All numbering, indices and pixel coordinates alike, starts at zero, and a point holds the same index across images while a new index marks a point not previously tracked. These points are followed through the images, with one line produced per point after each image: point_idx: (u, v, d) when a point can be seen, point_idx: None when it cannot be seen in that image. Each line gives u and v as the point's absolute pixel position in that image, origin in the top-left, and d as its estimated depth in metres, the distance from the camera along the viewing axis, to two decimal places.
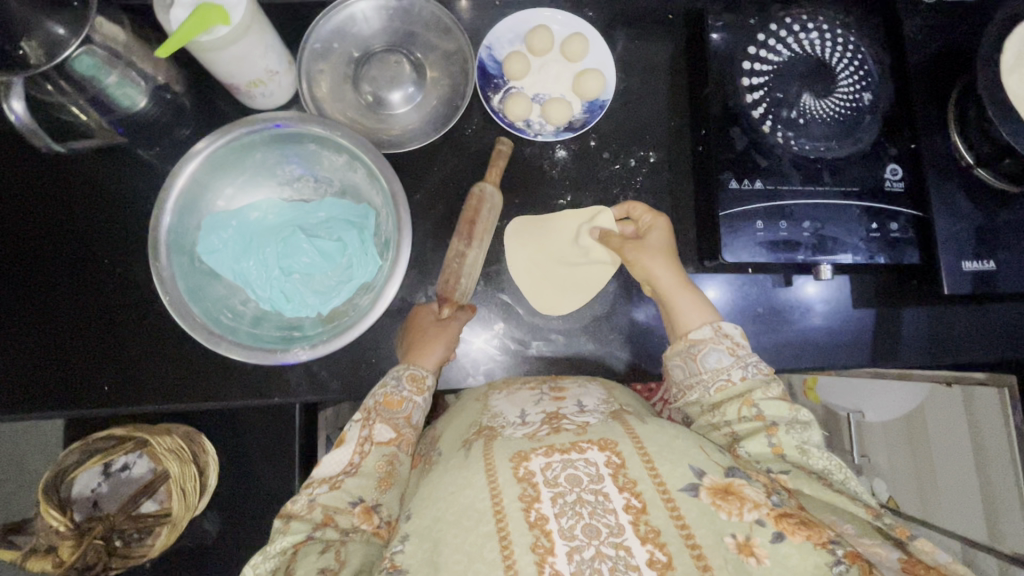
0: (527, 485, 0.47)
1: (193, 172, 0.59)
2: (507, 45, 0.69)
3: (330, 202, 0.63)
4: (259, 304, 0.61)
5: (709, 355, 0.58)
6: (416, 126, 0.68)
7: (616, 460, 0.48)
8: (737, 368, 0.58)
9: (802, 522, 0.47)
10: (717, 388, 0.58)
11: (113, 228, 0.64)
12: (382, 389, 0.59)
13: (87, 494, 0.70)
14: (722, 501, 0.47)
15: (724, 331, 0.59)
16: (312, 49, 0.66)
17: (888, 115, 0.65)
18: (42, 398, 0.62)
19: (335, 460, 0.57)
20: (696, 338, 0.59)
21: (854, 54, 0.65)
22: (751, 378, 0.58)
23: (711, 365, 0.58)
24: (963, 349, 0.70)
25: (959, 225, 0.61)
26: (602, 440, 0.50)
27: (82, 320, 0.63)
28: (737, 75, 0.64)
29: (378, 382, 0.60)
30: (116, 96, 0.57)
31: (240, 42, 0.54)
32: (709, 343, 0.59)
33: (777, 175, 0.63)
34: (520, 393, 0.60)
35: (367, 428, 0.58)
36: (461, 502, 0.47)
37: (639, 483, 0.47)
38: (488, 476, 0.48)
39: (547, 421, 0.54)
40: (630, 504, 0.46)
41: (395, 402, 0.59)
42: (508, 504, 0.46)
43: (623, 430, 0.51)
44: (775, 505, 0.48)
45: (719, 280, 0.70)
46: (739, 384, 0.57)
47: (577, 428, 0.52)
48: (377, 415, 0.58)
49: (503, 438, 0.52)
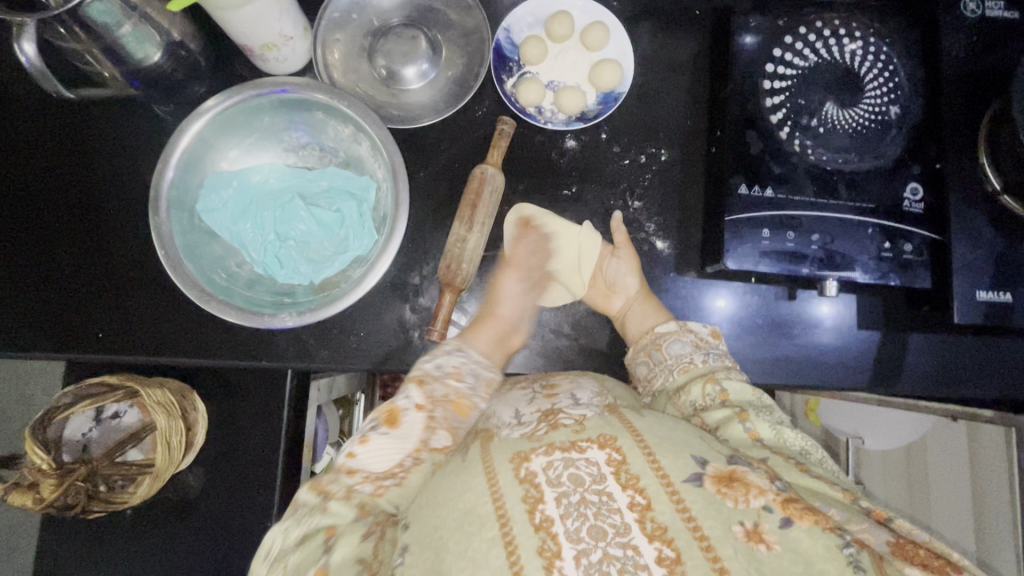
0: (529, 485, 0.46)
1: (199, 131, 0.60)
2: (526, 28, 0.68)
3: (333, 171, 0.62)
4: (253, 267, 0.62)
5: (675, 343, 0.62)
6: (427, 103, 0.68)
7: (617, 458, 0.47)
8: (699, 354, 0.61)
9: (808, 508, 0.46)
10: (680, 369, 0.61)
11: (122, 179, 0.65)
12: (456, 389, 0.57)
13: (77, 437, 0.71)
14: (727, 489, 0.47)
15: (689, 326, 0.63)
16: (331, 18, 0.65)
17: (915, 130, 0.62)
18: (40, 337, 0.64)
19: (382, 450, 0.54)
20: (660, 332, 0.63)
21: (886, 65, 0.63)
22: (713, 363, 0.60)
23: (675, 352, 0.62)
24: (971, 383, 0.67)
25: (980, 250, 0.58)
26: (602, 437, 0.49)
27: (88, 266, 0.64)
28: (759, 78, 0.62)
29: (451, 371, 0.58)
30: (133, 50, 0.56)
31: (256, 3, 0.54)
32: (675, 334, 0.62)
33: (790, 183, 0.61)
34: (513, 393, 0.60)
35: (428, 430, 0.55)
36: (463, 507, 0.47)
37: (641, 478, 0.46)
38: (488, 478, 0.48)
39: (544, 418, 0.53)
40: (635, 502, 0.45)
41: (465, 404, 0.57)
42: (512, 506, 0.45)
43: (622, 425, 0.51)
44: (781, 491, 0.47)
45: (728, 289, 0.68)
46: (701, 366, 0.60)
47: (574, 425, 0.51)
48: (443, 419, 0.56)
49: (500, 439, 0.52)
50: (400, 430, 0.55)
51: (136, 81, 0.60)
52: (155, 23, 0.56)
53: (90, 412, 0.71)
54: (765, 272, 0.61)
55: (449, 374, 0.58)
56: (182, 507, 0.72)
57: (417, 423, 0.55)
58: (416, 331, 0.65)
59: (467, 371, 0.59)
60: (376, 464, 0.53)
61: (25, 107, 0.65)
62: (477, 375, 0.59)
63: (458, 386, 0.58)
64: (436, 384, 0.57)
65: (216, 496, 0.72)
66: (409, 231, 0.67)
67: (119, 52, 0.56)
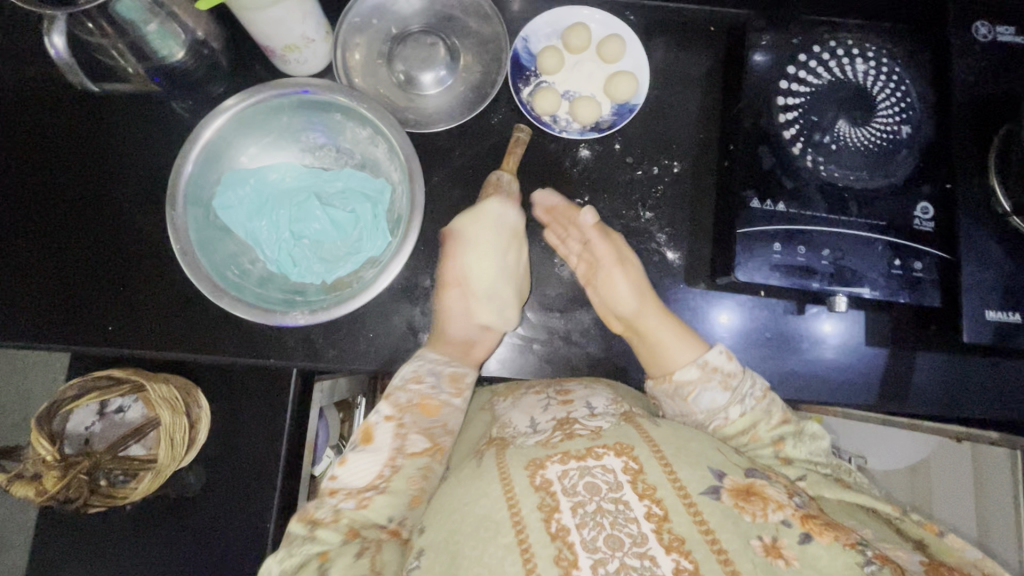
0: (545, 493, 0.46)
1: (219, 127, 0.60)
2: (544, 39, 0.69)
3: (348, 172, 0.63)
4: (266, 264, 0.62)
5: (702, 396, 0.57)
6: (444, 109, 0.68)
7: (634, 466, 0.47)
8: (734, 406, 0.57)
9: (828, 523, 0.46)
10: (714, 427, 0.57)
11: (139, 172, 0.65)
12: (419, 392, 0.59)
13: (80, 431, 0.70)
14: (744, 502, 0.47)
15: (712, 366, 0.58)
16: (351, 23, 0.66)
17: (925, 151, 0.63)
18: (48, 328, 0.64)
19: (360, 465, 0.55)
20: (682, 380, 0.58)
21: (898, 85, 0.64)
22: (751, 412, 0.56)
23: (705, 407, 0.58)
24: (979, 404, 0.67)
25: (991, 271, 0.59)
26: (619, 445, 0.49)
27: (100, 258, 0.64)
28: (773, 94, 0.63)
29: (411, 376, 0.60)
30: (156, 46, 0.59)
31: (281, 5, 0.55)
32: (698, 385, 0.57)
33: (801, 199, 0.62)
34: (527, 399, 0.61)
35: (400, 437, 0.56)
36: (478, 513, 0.47)
37: (658, 489, 0.46)
38: (504, 485, 0.48)
39: (559, 427, 0.53)
40: (651, 512, 0.45)
41: (433, 405, 0.59)
42: (528, 514, 0.45)
43: (638, 434, 0.51)
44: (799, 506, 0.47)
45: (733, 303, 0.68)
46: (739, 421, 0.56)
47: (590, 433, 0.51)
48: (413, 423, 0.57)
49: (515, 447, 0.52)
50: (373, 445, 0.56)
51: (158, 78, 0.63)
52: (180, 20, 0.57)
53: (94, 406, 0.71)
54: (775, 287, 0.62)
55: (408, 379, 0.59)
56: (182, 505, 0.71)
57: (387, 433, 0.56)
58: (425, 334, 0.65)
59: (426, 372, 0.60)
60: (356, 484, 0.54)
61: (45, 101, 0.65)
62: (438, 372, 0.60)
63: (421, 387, 0.59)
64: (399, 393, 0.58)
65: (217, 494, 0.71)
66: (422, 235, 0.67)
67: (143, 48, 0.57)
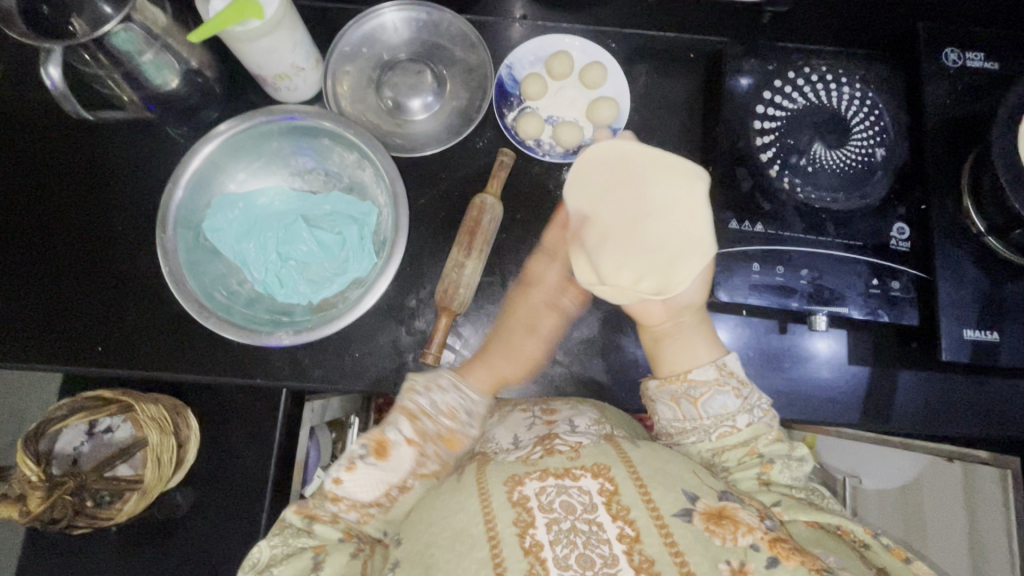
0: (521, 509, 0.47)
1: (209, 153, 0.62)
2: (528, 66, 0.71)
3: (336, 195, 0.65)
4: (254, 285, 0.64)
5: (714, 399, 0.58)
6: (431, 134, 0.71)
7: (610, 488, 0.48)
8: (743, 414, 0.57)
9: (796, 548, 0.46)
10: (718, 434, 0.58)
11: (133, 195, 0.67)
12: (448, 427, 0.57)
13: (69, 451, 0.71)
14: (716, 526, 0.47)
15: (729, 370, 0.58)
16: (342, 52, 0.69)
17: (899, 173, 0.64)
18: (39, 349, 0.65)
19: (368, 479, 0.55)
20: (698, 380, 0.58)
21: (871, 109, 0.66)
22: (757, 424, 0.57)
23: (714, 412, 0.58)
24: (959, 423, 0.67)
25: (962, 291, 0.60)
26: (596, 466, 0.49)
27: (93, 280, 0.66)
28: (750, 119, 0.65)
29: (446, 409, 0.58)
30: (151, 76, 0.60)
31: (271, 36, 0.57)
32: (714, 386, 0.58)
33: (780, 220, 0.63)
34: (513, 417, 0.61)
35: (416, 461, 0.56)
36: (455, 527, 0.48)
37: (631, 510, 0.46)
38: (482, 499, 0.48)
39: (540, 442, 0.54)
40: (624, 534, 0.45)
41: (457, 440, 0.58)
42: (503, 529, 0.46)
43: (617, 454, 0.51)
44: (769, 529, 0.47)
45: (725, 321, 0.69)
46: (745, 430, 0.57)
47: (570, 452, 0.51)
48: (434, 452, 0.57)
49: (496, 463, 0.52)
50: (387, 461, 0.55)
51: (152, 105, 0.64)
52: (175, 52, 0.60)
53: (83, 426, 0.71)
54: (754, 305, 0.63)
55: (442, 410, 0.57)
56: (167, 527, 0.71)
57: (405, 457, 0.55)
58: (408, 353, 0.66)
59: (461, 410, 0.58)
60: (360, 494, 0.55)
61: (45, 126, 0.68)
62: (471, 411, 0.59)
63: (451, 423, 0.58)
64: (428, 421, 0.57)
65: (205, 515, 0.71)
66: (407, 255, 0.68)
67: (138, 78, 0.59)
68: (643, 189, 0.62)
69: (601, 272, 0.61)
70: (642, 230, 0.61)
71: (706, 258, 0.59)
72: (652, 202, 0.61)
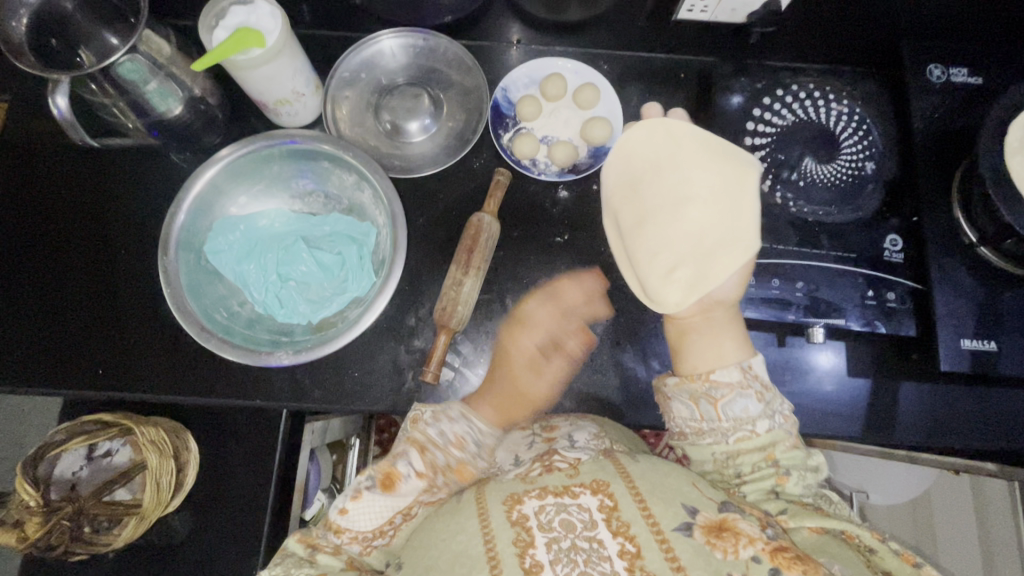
0: (520, 529, 0.47)
1: (211, 177, 0.63)
2: (522, 88, 0.73)
3: (336, 217, 0.66)
4: (254, 306, 0.64)
5: (735, 402, 0.56)
6: (429, 155, 0.72)
7: (609, 504, 0.48)
8: (762, 420, 0.56)
9: (799, 556, 0.45)
10: (736, 438, 0.56)
11: (136, 220, 0.68)
12: (457, 458, 0.57)
13: (68, 476, 0.70)
14: (716, 539, 0.46)
15: (753, 373, 0.57)
16: (341, 78, 0.71)
17: (890, 186, 0.65)
18: (40, 372, 0.65)
19: (373, 509, 0.54)
20: (720, 381, 0.57)
21: (859, 124, 0.67)
22: (775, 431, 0.56)
23: (734, 414, 0.56)
24: (964, 434, 0.67)
25: (958, 300, 0.60)
26: (595, 483, 0.49)
27: (95, 303, 0.66)
28: (740, 135, 0.66)
29: (454, 439, 0.58)
30: (156, 104, 0.62)
31: (272, 64, 0.59)
32: (736, 389, 0.56)
33: (773, 234, 0.64)
34: (515, 437, 0.63)
35: (425, 492, 0.55)
36: (455, 548, 0.47)
37: (632, 526, 0.47)
38: (481, 520, 0.48)
39: (539, 459, 0.54)
40: (624, 550, 0.46)
41: (467, 472, 0.57)
42: (503, 549, 0.46)
43: (615, 470, 0.51)
44: (771, 539, 0.46)
45: None
46: (763, 435, 0.55)
47: (568, 469, 0.51)
48: (443, 484, 0.56)
49: (495, 481, 0.52)
50: (394, 492, 0.54)
51: (156, 131, 0.66)
52: (179, 80, 0.62)
53: (82, 451, 0.71)
54: (752, 318, 0.63)
55: (452, 441, 0.58)
56: (166, 552, 0.71)
57: (413, 489, 0.55)
58: (408, 372, 0.66)
59: (469, 440, 0.59)
60: (362, 523, 0.54)
61: (52, 153, 0.69)
62: (479, 442, 0.59)
63: (460, 453, 0.58)
64: (437, 452, 0.56)
65: (205, 540, 0.70)
66: (406, 274, 0.69)
67: (143, 105, 0.61)
68: (686, 179, 0.63)
69: (638, 256, 0.64)
70: (680, 217, 0.63)
71: (746, 252, 0.59)
72: (694, 191, 0.63)
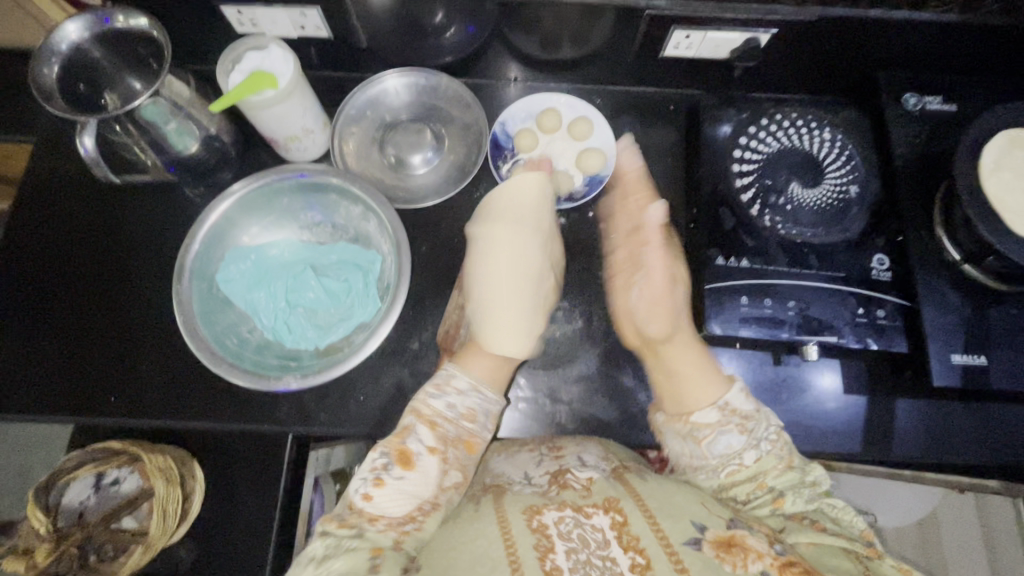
0: (541, 536, 0.48)
1: (225, 210, 0.68)
2: (519, 122, 0.77)
3: (343, 246, 0.69)
4: (263, 333, 0.66)
5: (718, 440, 0.59)
6: (431, 186, 0.75)
7: (620, 520, 0.50)
8: (749, 450, 0.58)
9: (807, 570, 0.46)
10: (726, 472, 0.58)
11: (152, 251, 0.71)
12: (467, 429, 0.60)
13: (76, 504, 0.70)
14: (725, 553, 0.47)
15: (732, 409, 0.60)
16: (347, 115, 0.75)
17: (874, 208, 0.68)
18: (54, 400, 0.67)
19: (399, 493, 0.55)
20: (701, 423, 0.60)
21: (841, 150, 0.70)
22: (763, 459, 0.57)
23: (720, 451, 0.59)
24: (962, 450, 0.67)
25: (947, 317, 0.62)
26: (607, 501, 0.51)
27: (109, 331, 0.69)
28: (727, 162, 0.69)
29: (464, 412, 0.61)
30: (175, 142, 0.66)
31: (284, 104, 0.63)
32: (717, 428, 0.59)
33: (763, 256, 0.66)
34: (521, 455, 0.63)
35: (441, 470, 0.57)
36: (476, 552, 0.47)
37: (642, 539, 0.48)
38: (501, 527, 0.49)
39: (553, 478, 0.56)
40: (635, 563, 0.47)
41: (473, 443, 0.60)
42: (524, 552, 0.47)
43: (625, 489, 0.53)
44: (778, 554, 0.48)
45: (727, 358, 0.70)
46: (751, 466, 0.58)
47: (582, 488, 0.54)
48: (454, 459, 0.59)
49: (512, 493, 0.54)
50: (414, 469, 0.56)
51: (173, 168, 0.70)
52: (196, 120, 0.65)
53: (90, 480, 0.71)
54: (747, 337, 0.65)
55: (462, 414, 0.60)
56: None
57: (430, 466, 0.57)
58: (412, 395, 0.67)
59: (479, 411, 0.62)
60: (394, 509, 0.54)
61: (73, 190, 0.73)
62: (488, 413, 0.62)
63: (470, 426, 0.61)
64: (446, 425, 0.59)
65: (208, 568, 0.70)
66: (411, 299, 0.71)
67: (162, 144, 0.65)
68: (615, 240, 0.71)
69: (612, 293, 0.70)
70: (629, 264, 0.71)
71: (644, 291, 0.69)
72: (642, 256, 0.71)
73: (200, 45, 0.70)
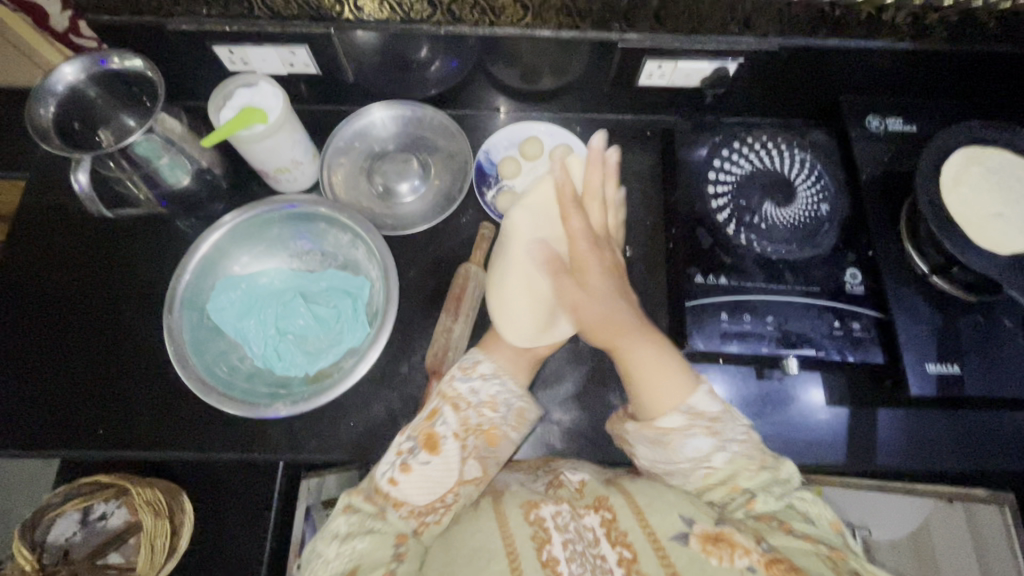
0: (538, 527, 0.51)
1: (216, 240, 0.69)
2: (503, 150, 0.80)
3: (332, 273, 0.70)
4: (254, 360, 0.67)
5: (686, 443, 0.56)
6: (418, 214, 0.78)
7: (609, 517, 0.52)
8: (717, 451, 0.55)
9: (794, 568, 0.46)
10: (699, 475, 0.56)
11: (142, 283, 0.72)
12: (489, 420, 0.58)
13: (61, 541, 0.70)
14: (713, 547, 0.48)
15: (698, 412, 0.56)
16: (336, 146, 0.78)
17: (845, 224, 0.71)
18: (42, 434, 0.67)
19: (423, 480, 0.54)
20: (666, 427, 0.56)
21: (811, 170, 0.74)
22: (735, 459, 0.55)
23: (688, 455, 0.56)
24: (945, 457, 0.69)
25: (919, 326, 0.65)
26: (597, 501, 0.54)
27: (98, 364, 0.69)
28: (704, 183, 0.72)
29: (488, 399, 0.58)
30: (166, 176, 0.68)
31: (275, 138, 0.65)
32: (679, 433, 0.56)
33: (741, 272, 0.68)
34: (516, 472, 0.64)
35: (463, 456, 0.56)
36: (473, 544, 0.50)
37: (629, 534, 0.50)
38: (500, 522, 0.51)
39: (548, 483, 0.58)
40: (622, 557, 0.49)
41: (495, 435, 0.58)
42: (522, 544, 0.49)
43: (618, 488, 0.55)
44: (766, 551, 0.48)
45: (719, 374, 0.71)
46: (724, 468, 0.55)
47: (576, 490, 0.56)
48: (476, 449, 0.56)
49: (511, 493, 0.56)
50: (440, 455, 0.55)
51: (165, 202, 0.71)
52: (189, 154, 0.68)
53: (77, 516, 0.70)
54: (733, 353, 0.66)
55: (486, 400, 0.58)
56: None
57: (453, 452, 0.55)
58: (402, 419, 0.68)
59: (502, 401, 0.59)
60: (416, 496, 0.54)
61: (66, 226, 0.74)
62: (510, 404, 0.59)
63: (491, 415, 0.58)
64: (470, 410, 0.57)
65: None
66: (400, 323, 0.72)
67: (155, 178, 0.67)
68: None
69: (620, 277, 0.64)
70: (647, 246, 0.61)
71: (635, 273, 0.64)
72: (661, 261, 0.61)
73: (194, 84, 0.73)
